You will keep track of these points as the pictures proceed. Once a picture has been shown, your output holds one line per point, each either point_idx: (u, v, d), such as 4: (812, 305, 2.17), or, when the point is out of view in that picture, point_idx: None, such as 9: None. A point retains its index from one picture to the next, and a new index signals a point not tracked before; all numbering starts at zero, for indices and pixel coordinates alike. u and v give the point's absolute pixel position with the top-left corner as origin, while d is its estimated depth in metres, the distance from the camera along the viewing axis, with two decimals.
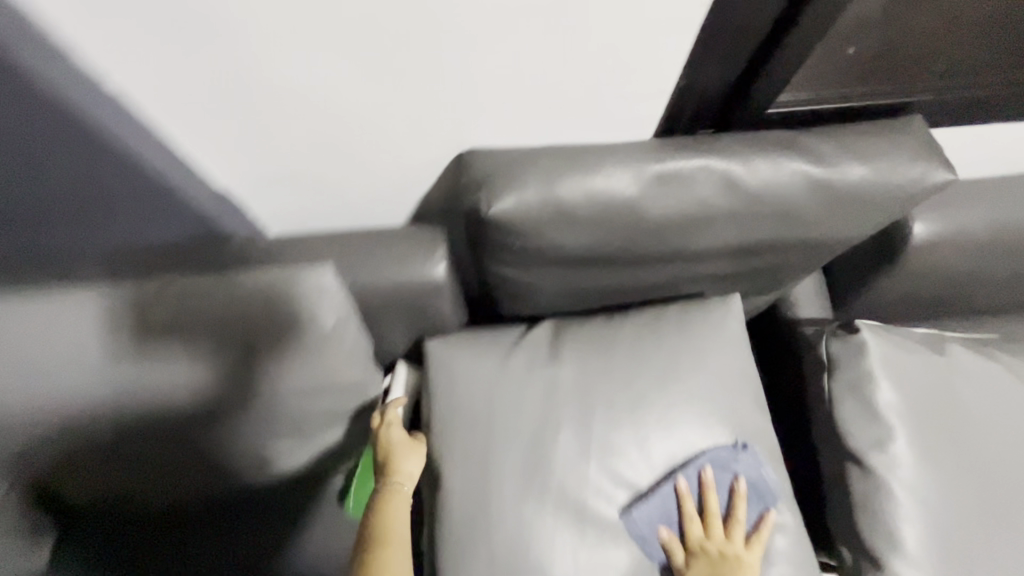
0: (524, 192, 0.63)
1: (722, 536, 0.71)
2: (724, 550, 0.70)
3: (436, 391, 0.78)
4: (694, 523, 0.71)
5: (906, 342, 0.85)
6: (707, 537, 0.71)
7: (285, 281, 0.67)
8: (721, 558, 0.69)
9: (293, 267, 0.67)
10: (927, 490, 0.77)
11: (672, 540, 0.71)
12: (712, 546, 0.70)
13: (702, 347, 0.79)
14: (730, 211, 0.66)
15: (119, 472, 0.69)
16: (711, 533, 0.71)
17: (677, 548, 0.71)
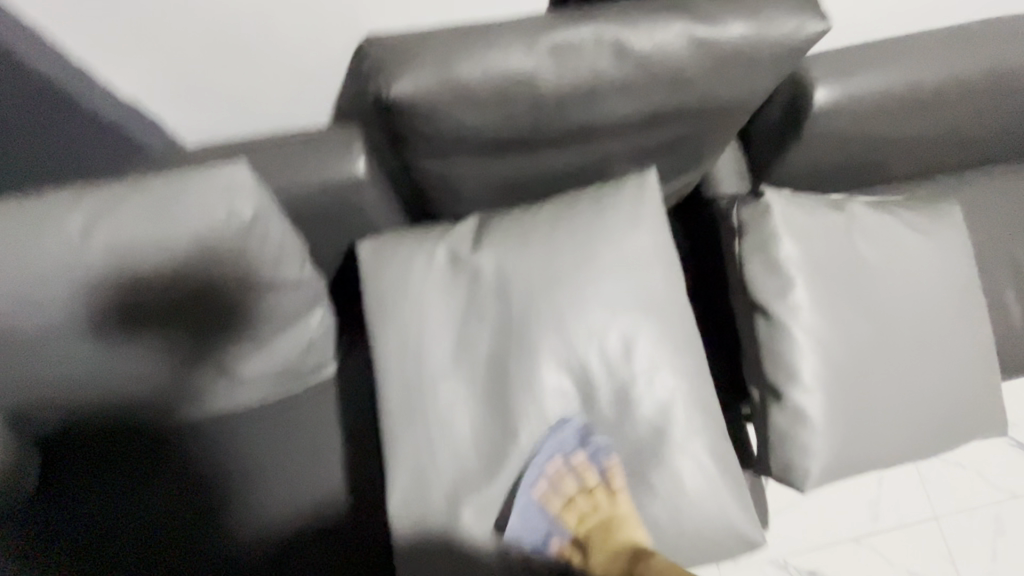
0: (419, 74, 0.65)
1: (592, 508, 0.82)
2: (606, 511, 0.81)
3: (371, 285, 0.82)
4: (571, 515, 0.83)
5: (808, 202, 0.91)
6: (591, 512, 0.83)
7: (203, 180, 0.65)
8: (603, 526, 0.81)
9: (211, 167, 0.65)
10: (823, 330, 0.86)
11: (556, 475, 0.80)
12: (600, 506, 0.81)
13: (618, 220, 0.84)
14: (622, 78, 0.69)
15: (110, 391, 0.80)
16: (588, 508, 0.83)
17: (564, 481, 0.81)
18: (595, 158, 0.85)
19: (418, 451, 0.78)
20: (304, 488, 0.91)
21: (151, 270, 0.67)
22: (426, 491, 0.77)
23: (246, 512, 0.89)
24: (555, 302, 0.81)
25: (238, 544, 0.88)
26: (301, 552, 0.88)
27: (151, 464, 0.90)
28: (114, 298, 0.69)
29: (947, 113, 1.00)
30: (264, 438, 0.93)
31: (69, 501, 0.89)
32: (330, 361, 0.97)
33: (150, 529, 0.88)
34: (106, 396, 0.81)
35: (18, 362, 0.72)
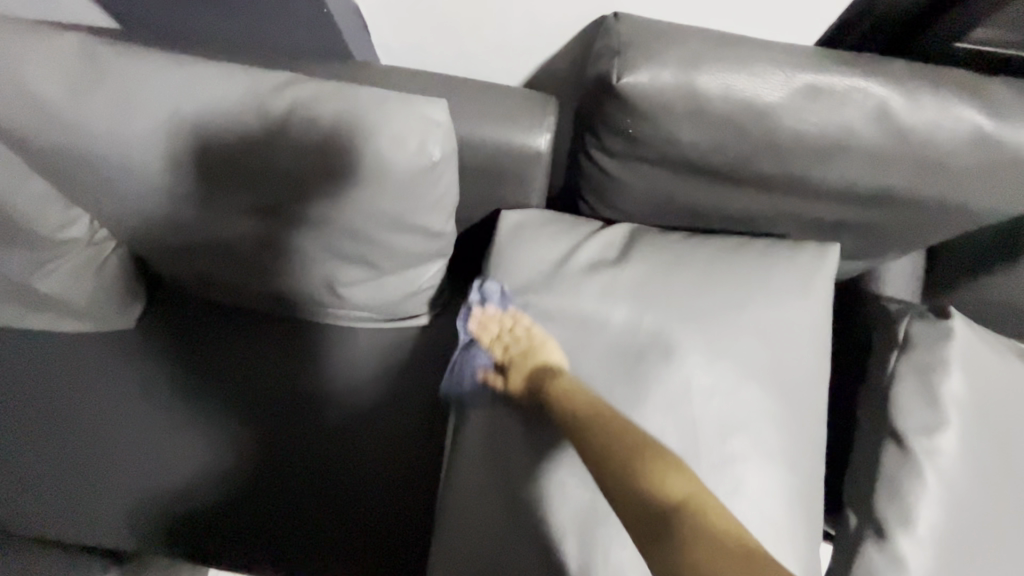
0: (657, 69, 0.59)
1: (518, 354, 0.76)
2: (528, 339, 0.76)
3: (502, 262, 0.81)
4: (495, 345, 0.78)
5: (994, 342, 0.80)
6: (512, 349, 0.77)
7: (400, 107, 0.64)
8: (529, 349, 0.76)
9: (413, 97, 0.64)
10: (959, 487, 0.76)
11: (479, 324, 0.78)
12: (514, 354, 0.76)
13: (775, 287, 0.77)
14: (870, 144, 0.60)
15: (243, 262, 0.84)
16: (517, 339, 0.77)
17: (486, 331, 0.78)
18: (781, 214, 0.78)
19: (495, 438, 0.75)
20: (361, 423, 0.93)
21: (324, 186, 0.68)
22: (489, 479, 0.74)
23: (309, 413, 0.93)
24: (685, 347, 0.75)
25: (290, 438, 0.92)
26: (337, 476, 0.90)
27: (287, 338, 0.97)
28: (284, 198, 0.70)
29: None
30: (378, 359, 0.96)
31: (214, 344, 0.97)
32: (427, 311, 0.98)
33: (266, 383, 0.95)
34: (234, 264, 0.84)
35: (184, 217, 0.76)
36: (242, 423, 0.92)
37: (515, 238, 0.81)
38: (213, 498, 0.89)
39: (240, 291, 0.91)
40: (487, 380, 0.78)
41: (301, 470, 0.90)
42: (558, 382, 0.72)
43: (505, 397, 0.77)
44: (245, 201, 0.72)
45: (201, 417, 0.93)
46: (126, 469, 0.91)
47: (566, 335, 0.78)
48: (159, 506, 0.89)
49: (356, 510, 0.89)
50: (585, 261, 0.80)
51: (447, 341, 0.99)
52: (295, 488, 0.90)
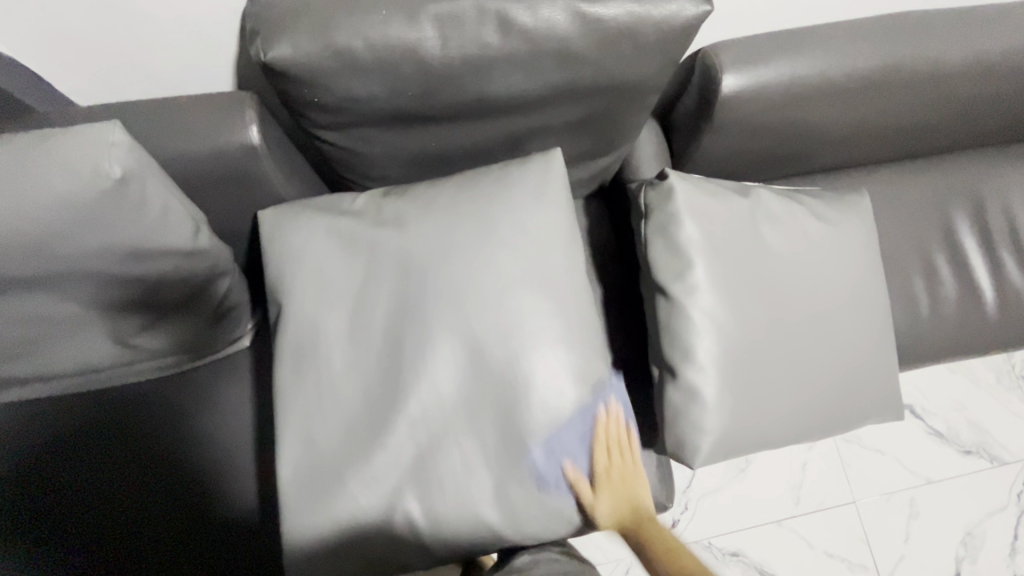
0: (299, 38, 0.64)
1: (619, 460, 0.81)
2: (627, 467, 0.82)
3: (271, 258, 0.84)
4: (601, 450, 0.80)
5: (715, 187, 0.93)
6: (610, 463, 0.81)
7: (68, 144, 0.64)
8: (619, 480, 0.81)
9: (80, 128, 0.64)
10: (720, 313, 0.89)
11: (606, 417, 0.81)
12: (613, 471, 0.81)
13: (515, 199, 0.86)
14: (509, 51, 0.69)
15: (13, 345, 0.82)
16: (615, 462, 0.81)
17: (608, 432, 0.81)
18: (503, 136, 0.86)
19: (310, 417, 0.78)
20: (224, 456, 0.95)
21: (30, 246, 0.68)
22: (314, 454, 0.77)
23: (171, 468, 0.94)
24: (450, 278, 0.82)
25: (162, 499, 0.92)
26: (218, 516, 0.93)
27: (136, 415, 0.95)
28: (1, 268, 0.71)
29: (854, 107, 1.03)
30: (232, 399, 0.97)
31: (60, 447, 0.93)
32: (246, 331, 0.99)
33: (131, 466, 0.93)
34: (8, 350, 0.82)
35: None
36: (121, 513, 0.91)
37: (276, 232, 0.84)
38: None
39: (32, 375, 0.88)
40: (573, 476, 0.79)
41: (183, 524, 0.92)
42: (648, 530, 0.76)
43: (311, 381, 0.79)
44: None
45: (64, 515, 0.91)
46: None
47: (351, 305, 0.82)
48: None
49: (246, 541, 0.93)
50: (347, 231, 0.84)
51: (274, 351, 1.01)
52: (183, 548, 0.91)
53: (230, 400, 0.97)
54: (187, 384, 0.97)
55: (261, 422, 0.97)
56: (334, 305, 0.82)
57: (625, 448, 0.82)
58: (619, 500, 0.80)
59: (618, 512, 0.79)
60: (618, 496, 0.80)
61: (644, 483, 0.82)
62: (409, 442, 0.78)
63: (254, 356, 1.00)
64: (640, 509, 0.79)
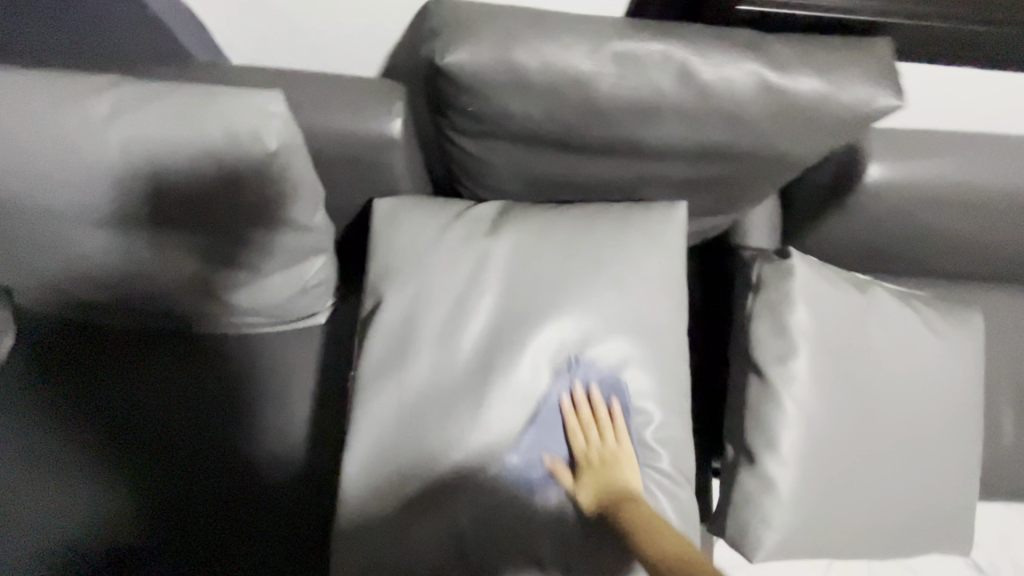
0: (479, 49, 0.62)
1: (599, 441, 0.77)
2: (612, 452, 0.77)
3: (378, 250, 0.83)
4: (578, 436, 0.78)
5: (834, 275, 0.89)
6: (590, 448, 0.77)
7: (235, 102, 0.67)
8: (603, 464, 0.76)
9: (249, 91, 0.67)
10: (813, 407, 0.85)
11: (574, 400, 0.79)
12: (599, 458, 0.76)
13: (631, 245, 0.83)
14: (680, 104, 0.66)
15: (113, 277, 0.83)
16: (597, 443, 0.77)
17: (579, 412, 0.78)
18: (633, 178, 0.84)
19: (388, 420, 0.77)
20: (280, 427, 0.93)
21: (170, 187, 0.70)
22: (383, 457, 0.76)
23: (229, 425, 0.93)
24: (552, 311, 0.80)
25: (214, 455, 0.91)
26: (263, 486, 0.91)
27: (206, 360, 0.95)
28: (133, 203, 0.72)
29: (993, 223, 0.97)
30: (297, 370, 0.96)
31: (128, 370, 0.93)
32: (323, 309, 0.98)
33: (189, 408, 0.92)
34: (107, 281, 0.83)
35: (42, 234, 0.76)
36: (168, 452, 0.91)
37: (388, 224, 0.83)
38: (147, 533, 0.88)
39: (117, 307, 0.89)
40: (554, 469, 0.77)
41: (228, 485, 0.90)
42: (634, 505, 0.69)
43: (391, 383, 0.78)
44: (99, 214, 0.73)
45: (118, 448, 0.90)
46: (41, 512, 0.88)
47: (445, 314, 0.80)
48: (90, 546, 0.87)
49: (284, 522, 0.90)
50: (458, 239, 0.83)
51: (347, 334, 1.00)
52: (216, 508, 0.89)
53: (294, 371, 0.96)
54: (258, 347, 0.97)
55: (320, 401, 0.96)
56: (429, 312, 0.80)
57: (604, 427, 0.78)
58: (602, 483, 0.74)
59: (596, 487, 0.74)
60: (600, 478, 0.74)
61: (632, 466, 0.76)
62: (478, 467, 0.76)
63: (326, 334, 0.99)
64: (631, 490, 0.73)
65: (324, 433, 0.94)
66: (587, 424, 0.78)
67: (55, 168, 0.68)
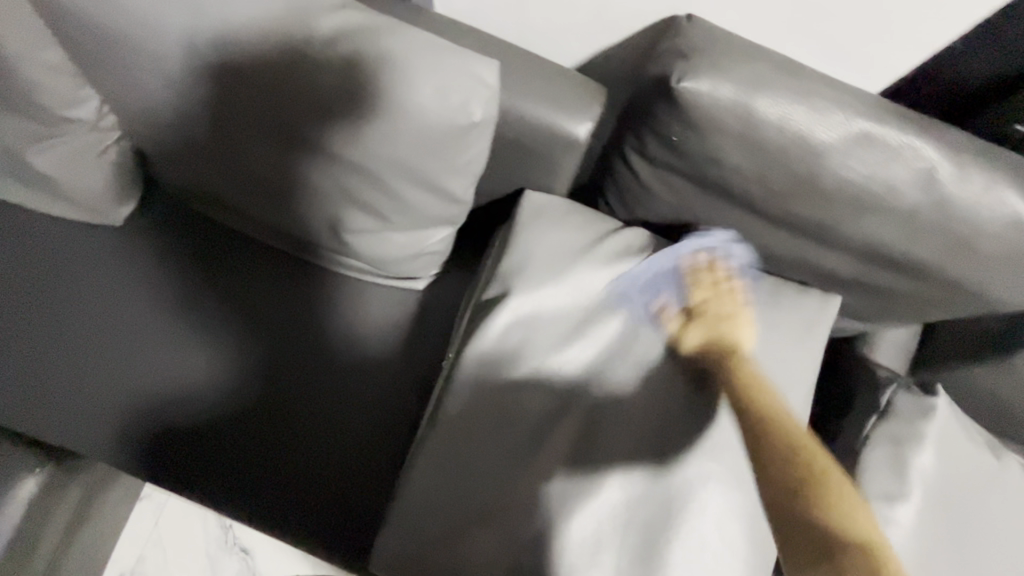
0: (721, 82, 0.57)
1: (717, 302, 0.77)
2: (732, 307, 0.77)
3: (513, 247, 0.77)
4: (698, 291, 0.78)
5: (971, 428, 0.81)
6: (707, 303, 0.77)
7: (452, 55, 0.65)
8: (710, 318, 0.76)
9: (470, 52, 0.65)
10: (909, 560, 0.77)
11: (707, 263, 0.77)
12: (712, 310, 0.76)
13: (773, 325, 0.77)
14: (909, 206, 0.59)
15: (253, 184, 0.82)
16: (716, 302, 0.77)
17: (699, 274, 0.78)
18: (799, 257, 0.77)
19: (472, 422, 0.72)
20: (346, 385, 0.92)
21: (348, 121, 0.68)
22: (459, 462, 0.72)
23: (299, 364, 0.93)
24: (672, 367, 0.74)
25: (277, 388, 0.92)
26: (318, 435, 0.90)
27: (309, 290, 0.95)
28: (304, 126, 0.70)
29: None
30: (387, 329, 0.95)
31: (238, 276, 0.95)
32: (426, 277, 0.95)
33: (281, 330, 0.94)
34: (246, 185, 0.83)
35: (206, 122, 0.75)
36: (248, 366, 0.92)
37: (533, 220, 0.79)
38: (208, 434, 0.90)
39: (245, 212, 0.89)
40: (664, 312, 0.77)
41: (280, 422, 0.90)
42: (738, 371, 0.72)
43: (488, 385, 0.73)
44: (269, 122, 0.72)
45: (196, 349, 0.92)
46: (110, 386, 0.91)
47: (563, 332, 0.75)
48: (154, 428, 0.90)
49: (334, 473, 0.89)
50: (598, 261, 0.78)
51: (436, 311, 0.97)
52: (276, 435, 0.90)
53: (381, 327, 0.95)
54: (353, 293, 0.96)
55: (391, 369, 0.93)
56: (547, 326, 0.75)
57: (723, 289, 0.78)
58: (711, 334, 0.75)
59: (706, 336, 0.75)
60: (711, 329, 0.75)
61: (744, 331, 0.76)
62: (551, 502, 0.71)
63: (418, 304, 0.96)
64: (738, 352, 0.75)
65: (388, 399, 0.92)
66: (704, 285, 0.78)
67: (249, 69, 0.67)
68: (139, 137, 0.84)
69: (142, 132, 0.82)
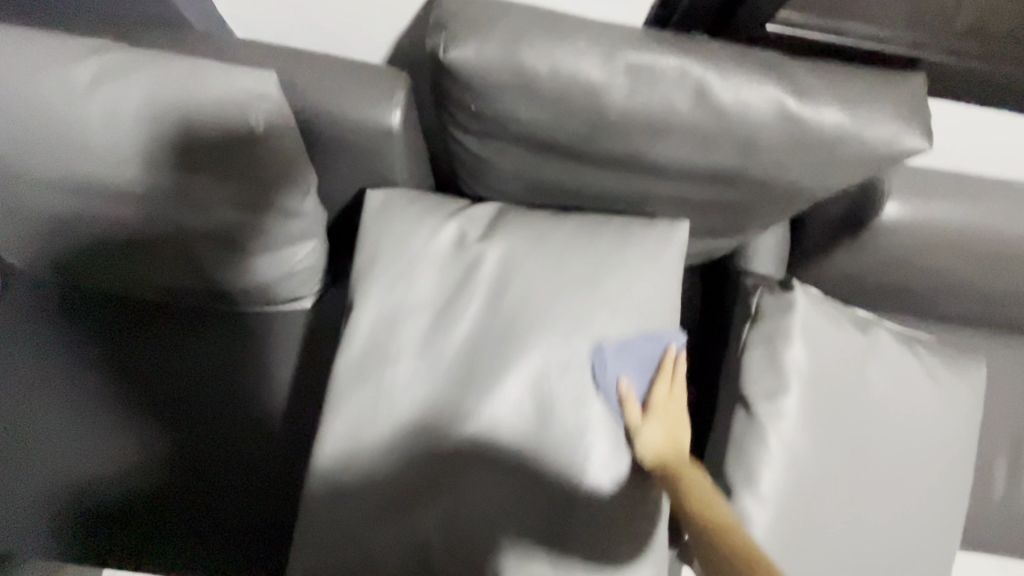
0: (483, 46, 0.59)
1: (671, 396, 0.77)
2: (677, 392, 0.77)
3: (364, 244, 0.80)
4: (659, 388, 0.77)
5: (834, 312, 0.86)
6: (669, 395, 0.77)
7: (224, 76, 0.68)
8: (670, 416, 0.76)
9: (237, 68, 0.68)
10: (798, 446, 0.82)
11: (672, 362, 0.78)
12: (672, 402, 0.76)
13: (628, 262, 0.80)
14: (691, 123, 0.62)
15: (98, 244, 0.81)
16: (672, 396, 0.77)
17: (664, 368, 0.77)
18: (638, 191, 0.80)
19: (360, 419, 0.75)
20: (251, 417, 0.92)
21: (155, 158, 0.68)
22: (354, 459, 0.75)
23: (197, 411, 0.92)
24: (538, 324, 0.77)
25: (181, 439, 0.90)
26: (237, 476, 0.90)
27: (195, 337, 0.94)
28: (117, 176, 0.70)
29: (1009, 274, 0.93)
30: (283, 354, 0.95)
31: (119, 341, 0.93)
32: (309, 294, 0.95)
33: (174, 385, 0.92)
34: (92, 246, 0.82)
35: (27, 195, 0.75)
36: (150, 429, 0.90)
37: (380, 216, 0.80)
38: (124, 507, 0.88)
39: (104, 276, 0.88)
40: (623, 391, 0.76)
41: (196, 477, 0.89)
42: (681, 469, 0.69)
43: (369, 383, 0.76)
44: (82, 179, 0.72)
45: (89, 423, 0.90)
46: (8, 484, 0.88)
47: (429, 316, 0.78)
48: (68, 515, 0.88)
49: (258, 506, 0.89)
50: (450, 241, 0.80)
51: (329, 322, 0.98)
52: (193, 489, 0.89)
53: (276, 354, 0.95)
54: (241, 328, 0.95)
55: (293, 389, 0.94)
56: (413, 314, 0.78)
57: (673, 372, 0.77)
58: (670, 428, 0.75)
59: (664, 435, 0.74)
60: (666, 426, 0.75)
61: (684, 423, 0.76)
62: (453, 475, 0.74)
63: (309, 320, 0.98)
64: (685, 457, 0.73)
65: (298, 421, 0.93)
66: (666, 376, 0.77)
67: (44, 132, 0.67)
68: None
69: None
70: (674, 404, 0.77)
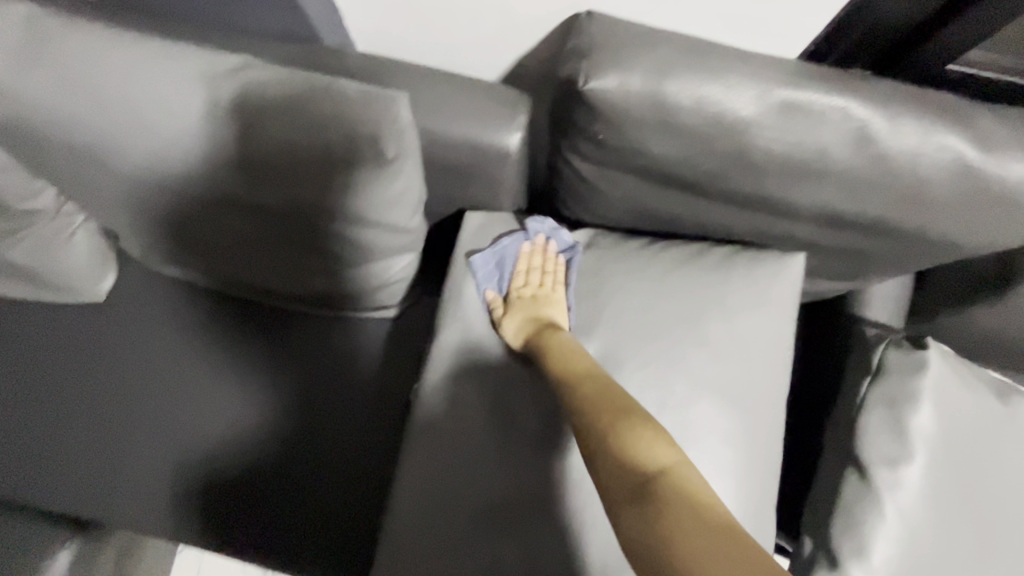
0: (626, 76, 0.56)
1: (539, 284, 0.77)
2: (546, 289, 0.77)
3: (462, 265, 0.78)
4: (521, 276, 0.77)
5: (967, 376, 0.79)
6: (526, 286, 0.77)
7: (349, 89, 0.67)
8: (532, 301, 0.75)
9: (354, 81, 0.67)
10: (918, 521, 0.74)
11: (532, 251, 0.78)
12: (529, 293, 0.76)
13: (735, 297, 0.75)
14: (845, 168, 0.57)
15: (213, 242, 0.84)
16: (533, 283, 0.77)
17: (527, 261, 0.78)
18: (757, 229, 0.74)
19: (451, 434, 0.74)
20: (341, 416, 0.94)
21: (278, 168, 0.70)
22: (443, 476, 0.73)
23: (285, 409, 0.94)
24: (640, 359, 0.73)
25: (278, 431, 0.93)
26: (328, 472, 0.92)
27: (294, 333, 0.97)
28: (241, 182, 0.72)
29: None
30: (372, 359, 0.97)
31: (225, 331, 0.97)
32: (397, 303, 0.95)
33: (274, 378, 0.95)
34: (207, 243, 0.85)
35: (156, 194, 0.78)
36: (249, 418, 0.94)
37: (481, 236, 0.79)
38: (224, 491, 0.91)
39: (212, 270, 0.91)
40: (492, 303, 0.77)
41: (289, 468, 0.92)
42: (553, 337, 0.71)
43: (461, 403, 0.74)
44: (207, 183, 0.74)
45: (196, 408, 0.94)
46: (119, 459, 0.93)
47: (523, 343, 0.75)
48: (173, 494, 0.92)
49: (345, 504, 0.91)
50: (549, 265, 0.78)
51: (412, 334, 0.98)
52: (286, 480, 0.91)
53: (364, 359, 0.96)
54: (331, 330, 0.98)
55: (377, 397, 0.95)
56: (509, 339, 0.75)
57: (547, 269, 0.78)
58: (529, 316, 0.75)
59: (525, 321, 0.75)
60: (527, 309, 0.75)
61: (564, 309, 0.76)
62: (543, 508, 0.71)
63: (393, 331, 0.98)
64: (554, 325, 0.74)
65: (380, 429, 0.94)
66: (535, 267, 0.78)
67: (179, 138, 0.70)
68: (100, 216, 0.88)
69: (101, 211, 0.86)
70: (539, 292, 0.76)
